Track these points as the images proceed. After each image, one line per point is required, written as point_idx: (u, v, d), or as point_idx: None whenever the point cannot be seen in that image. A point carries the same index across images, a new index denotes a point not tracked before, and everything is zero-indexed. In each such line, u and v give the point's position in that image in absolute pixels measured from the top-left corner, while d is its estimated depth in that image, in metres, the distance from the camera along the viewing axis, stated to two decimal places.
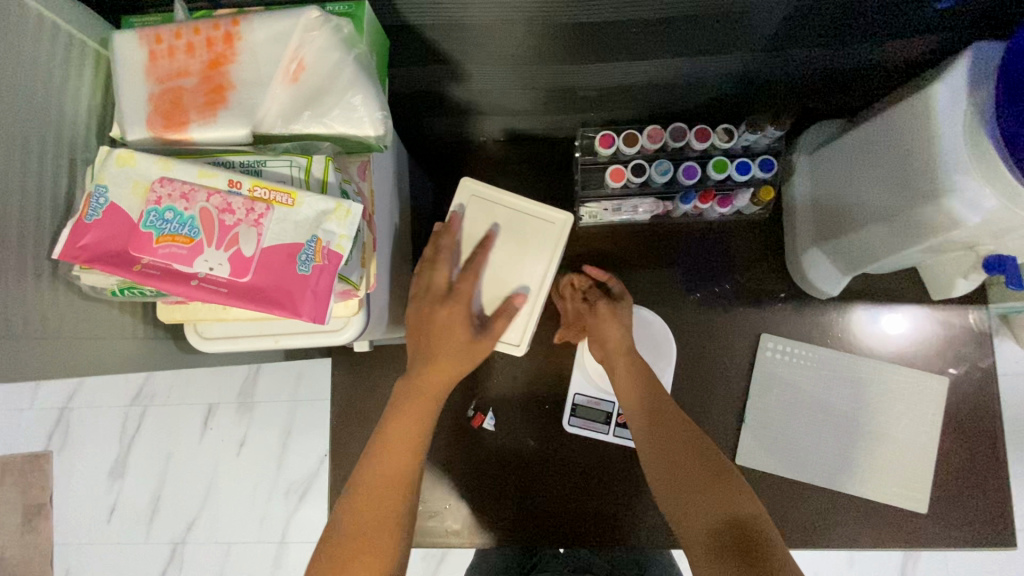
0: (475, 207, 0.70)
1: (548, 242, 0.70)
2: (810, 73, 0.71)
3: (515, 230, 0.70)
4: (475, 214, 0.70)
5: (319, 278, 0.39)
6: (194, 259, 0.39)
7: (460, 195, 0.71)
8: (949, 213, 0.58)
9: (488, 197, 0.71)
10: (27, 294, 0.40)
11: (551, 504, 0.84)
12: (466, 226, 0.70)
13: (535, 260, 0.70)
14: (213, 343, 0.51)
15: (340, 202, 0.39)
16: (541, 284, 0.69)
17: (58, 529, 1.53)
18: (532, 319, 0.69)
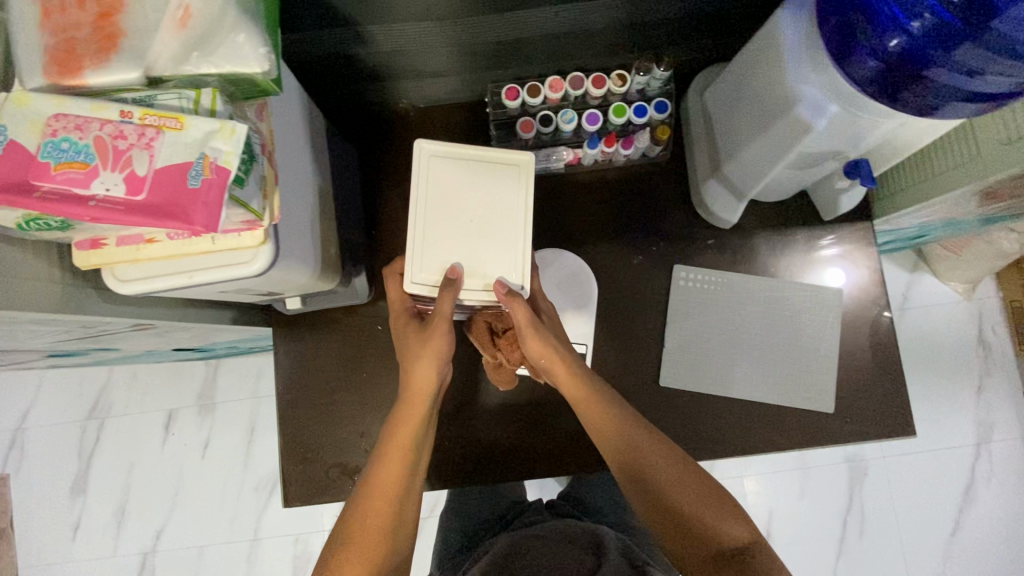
0: (437, 170, 0.74)
1: (516, 184, 0.74)
2: (685, 14, 0.78)
3: (482, 181, 0.74)
4: (439, 173, 0.74)
5: (208, 190, 0.43)
6: (90, 181, 0.42)
7: (418, 157, 0.73)
8: (797, 120, 0.64)
9: (448, 156, 0.74)
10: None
11: (506, 442, 0.91)
12: (434, 189, 0.73)
13: (511, 203, 0.74)
14: (130, 284, 0.55)
15: (225, 122, 0.44)
16: (524, 224, 0.73)
17: (30, 543, 1.66)
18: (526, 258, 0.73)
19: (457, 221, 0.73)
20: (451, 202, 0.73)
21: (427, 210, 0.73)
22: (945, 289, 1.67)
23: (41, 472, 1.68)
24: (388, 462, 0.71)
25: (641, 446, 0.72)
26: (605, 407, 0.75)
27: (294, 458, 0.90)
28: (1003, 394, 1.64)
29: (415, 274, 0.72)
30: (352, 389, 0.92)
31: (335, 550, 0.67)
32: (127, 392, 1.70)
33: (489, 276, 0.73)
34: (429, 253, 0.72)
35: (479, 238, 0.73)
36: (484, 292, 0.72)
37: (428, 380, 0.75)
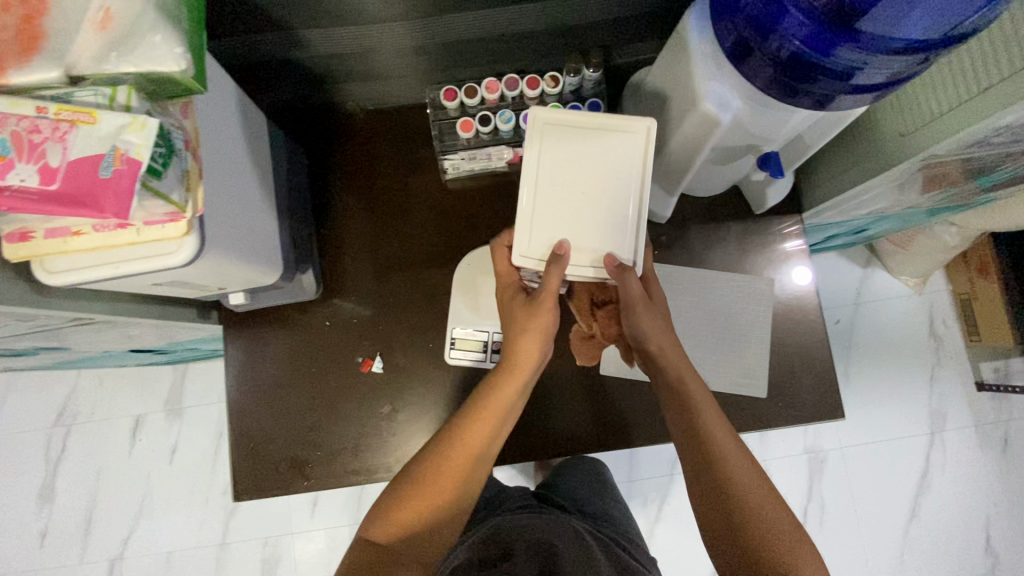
0: (553, 142, 0.71)
1: (633, 155, 0.71)
2: (608, 18, 0.83)
3: (599, 154, 0.71)
4: (553, 139, 0.71)
5: (119, 180, 0.45)
6: (6, 173, 0.45)
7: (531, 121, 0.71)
8: (706, 112, 0.65)
9: (561, 122, 0.71)
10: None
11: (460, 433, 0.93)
12: (548, 154, 0.71)
13: (626, 176, 0.71)
14: (59, 276, 0.57)
15: (137, 116, 0.47)
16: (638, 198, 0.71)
17: None
18: (640, 235, 0.70)
19: (573, 197, 0.71)
20: (562, 169, 0.71)
21: (538, 181, 0.71)
22: (896, 283, 1.73)
23: (8, 482, 1.67)
24: (479, 424, 0.76)
25: (729, 460, 0.73)
26: (705, 416, 0.75)
27: (245, 452, 0.92)
28: (954, 384, 1.70)
29: (524, 249, 0.71)
30: (302, 384, 0.94)
31: (406, 497, 0.74)
32: (94, 399, 1.70)
33: (601, 250, 0.71)
34: (537, 227, 0.71)
35: (594, 213, 0.71)
36: (592, 270, 0.71)
37: (532, 358, 0.78)
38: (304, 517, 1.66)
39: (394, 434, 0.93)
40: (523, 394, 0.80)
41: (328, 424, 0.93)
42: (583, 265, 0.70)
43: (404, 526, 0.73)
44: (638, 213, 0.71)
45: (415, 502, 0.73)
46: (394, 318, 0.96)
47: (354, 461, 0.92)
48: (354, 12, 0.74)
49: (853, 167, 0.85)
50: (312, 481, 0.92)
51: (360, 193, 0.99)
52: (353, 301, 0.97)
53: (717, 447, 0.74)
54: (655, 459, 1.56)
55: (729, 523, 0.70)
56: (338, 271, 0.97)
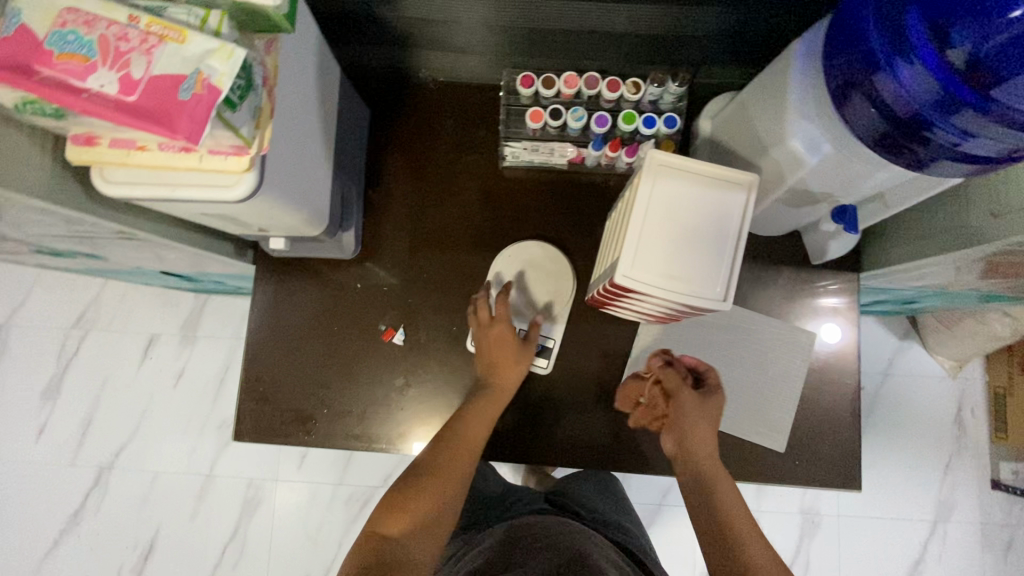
0: (669, 181, 0.65)
1: (736, 207, 0.65)
2: (704, 33, 0.80)
3: (713, 198, 0.65)
4: (666, 182, 0.65)
5: (196, 105, 0.44)
6: (87, 75, 0.44)
7: (647, 163, 0.65)
8: (795, 152, 0.65)
9: (677, 167, 0.65)
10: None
11: None
12: (656, 197, 0.65)
13: (730, 220, 0.65)
14: (114, 186, 0.56)
15: (224, 44, 0.45)
16: (741, 237, 0.64)
17: None
18: (736, 268, 0.63)
19: (679, 235, 0.64)
20: (671, 209, 0.65)
21: (647, 219, 0.64)
22: (931, 362, 1.66)
23: (17, 372, 1.72)
24: (472, 422, 0.82)
25: (740, 527, 0.71)
26: (720, 479, 0.75)
27: (252, 396, 0.92)
28: (968, 477, 1.63)
29: (628, 270, 0.64)
30: (320, 341, 0.94)
31: (409, 488, 0.75)
32: (113, 310, 1.73)
33: (695, 282, 0.64)
34: (643, 249, 0.64)
35: (694, 250, 0.64)
36: (683, 299, 0.63)
37: (511, 381, 0.86)
38: (290, 467, 1.67)
39: (402, 409, 0.92)
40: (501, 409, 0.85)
41: (339, 384, 0.92)
42: (676, 293, 0.63)
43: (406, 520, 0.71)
44: (733, 259, 0.64)
45: (413, 495, 0.74)
46: (423, 294, 0.95)
47: (358, 427, 0.92)
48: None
49: (927, 238, 0.81)
50: (312, 436, 0.91)
51: (415, 163, 0.98)
52: (388, 269, 0.96)
53: (726, 504, 0.73)
54: (646, 487, 1.53)
55: None
56: (377, 236, 0.96)
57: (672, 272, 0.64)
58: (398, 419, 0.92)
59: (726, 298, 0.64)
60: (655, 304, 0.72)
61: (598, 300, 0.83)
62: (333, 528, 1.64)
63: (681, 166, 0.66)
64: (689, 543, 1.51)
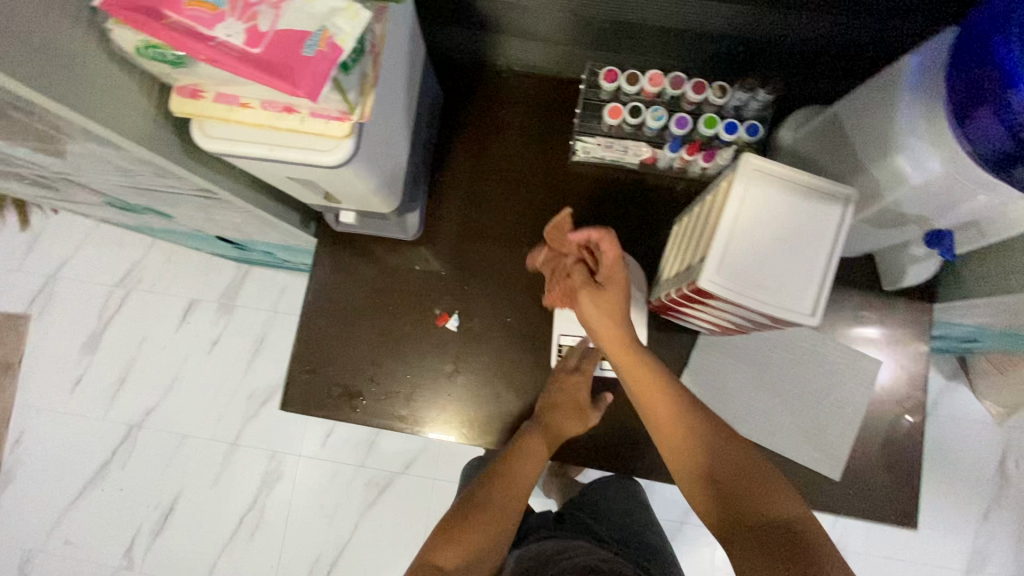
0: (763, 187, 0.63)
1: (832, 221, 0.62)
2: (800, 41, 0.78)
3: (809, 209, 0.62)
4: (761, 188, 0.63)
5: (320, 62, 0.44)
6: (215, 24, 0.44)
7: (743, 167, 0.63)
8: (896, 169, 0.64)
9: (773, 173, 0.63)
10: (42, 14, 0.44)
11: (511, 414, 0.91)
12: (749, 203, 0.62)
13: (823, 235, 0.62)
14: (213, 142, 0.56)
15: (352, 3, 0.45)
16: (835, 253, 0.62)
17: (27, 387, 1.74)
18: (829, 283, 0.60)
19: (769, 244, 0.62)
20: (764, 217, 0.62)
21: (738, 225, 0.62)
22: (977, 406, 1.60)
23: (60, 323, 1.75)
24: (531, 458, 0.82)
25: (731, 497, 0.68)
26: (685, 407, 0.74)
27: (302, 367, 0.92)
28: (1005, 529, 1.57)
29: (714, 274, 0.62)
30: (374, 319, 0.93)
31: (463, 518, 0.76)
32: (157, 272, 1.76)
33: (783, 294, 0.61)
34: (731, 255, 0.62)
35: (785, 262, 0.62)
36: (769, 309, 0.61)
37: (560, 424, 0.84)
38: (314, 444, 1.68)
39: (450, 395, 0.91)
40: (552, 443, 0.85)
41: (389, 364, 0.92)
42: (763, 302, 0.61)
43: (459, 554, 0.72)
44: (825, 272, 0.61)
45: (461, 530, 0.74)
46: (480, 281, 0.94)
47: (404, 408, 0.91)
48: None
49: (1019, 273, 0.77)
50: (358, 413, 0.91)
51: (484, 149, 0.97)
52: (447, 254, 0.95)
53: (691, 432, 0.73)
54: (671, 503, 1.50)
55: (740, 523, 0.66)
56: (439, 220, 0.96)
57: (761, 281, 0.61)
58: (445, 405, 0.91)
59: (813, 312, 0.61)
60: (734, 313, 0.70)
61: (669, 304, 0.81)
62: (350, 509, 1.64)
63: (777, 174, 0.63)
64: (710, 564, 1.48)
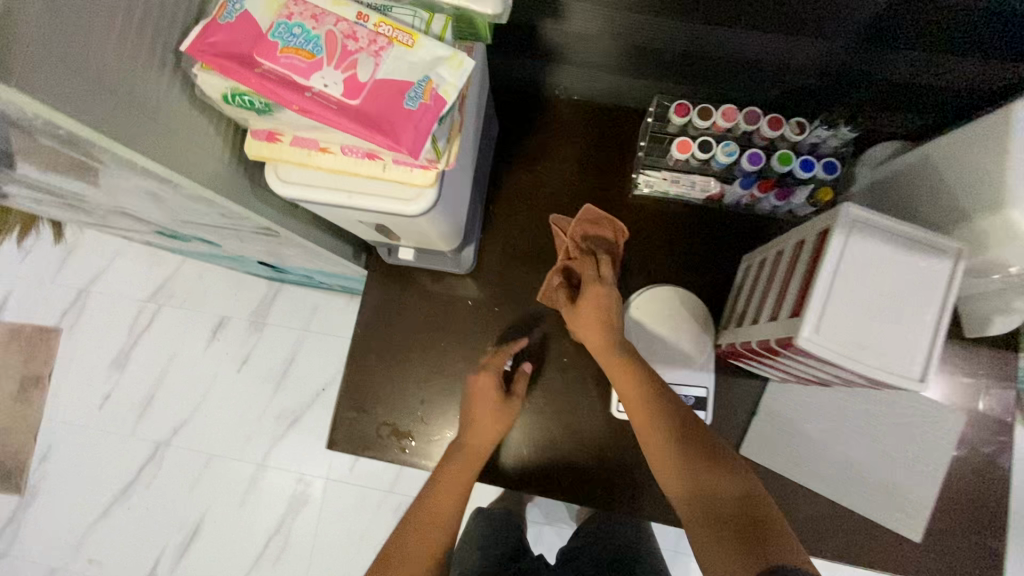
0: (864, 239, 0.59)
1: (939, 277, 0.58)
2: (889, 79, 0.73)
3: (913, 265, 0.58)
4: (860, 242, 0.59)
5: (423, 115, 0.41)
6: (312, 73, 0.41)
7: (841, 219, 0.59)
8: (1009, 223, 0.60)
9: (873, 225, 0.59)
10: (126, 62, 0.42)
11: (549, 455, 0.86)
12: (848, 258, 0.58)
13: (928, 292, 0.58)
14: (289, 187, 0.53)
15: (456, 53, 0.42)
16: (944, 312, 0.57)
17: (53, 403, 1.72)
18: (939, 345, 0.56)
19: (871, 303, 0.58)
20: (864, 273, 0.58)
21: (835, 282, 0.58)
22: None
23: (89, 339, 1.74)
24: (482, 432, 0.81)
25: (691, 479, 0.66)
26: (646, 389, 0.73)
27: (350, 404, 0.88)
28: None
29: (812, 332, 0.58)
30: (424, 355, 0.90)
31: (427, 492, 0.76)
32: (188, 287, 1.74)
33: (888, 356, 0.57)
34: (830, 314, 0.58)
35: (888, 323, 0.58)
36: (873, 372, 0.57)
37: (489, 380, 0.83)
38: (342, 467, 1.65)
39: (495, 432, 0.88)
40: (505, 414, 0.82)
41: (440, 403, 0.88)
42: (868, 364, 0.57)
43: (429, 519, 0.73)
44: (934, 335, 0.57)
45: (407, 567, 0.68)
46: (534, 317, 0.90)
47: None
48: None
49: None
50: (407, 454, 0.87)
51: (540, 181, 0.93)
52: (500, 288, 0.92)
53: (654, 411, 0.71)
54: None
55: (693, 500, 0.65)
56: (493, 253, 0.93)
57: (863, 341, 0.57)
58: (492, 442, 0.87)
59: (922, 378, 0.57)
60: (823, 368, 0.65)
61: (742, 353, 0.77)
62: (378, 536, 1.60)
63: (878, 226, 0.59)
64: None
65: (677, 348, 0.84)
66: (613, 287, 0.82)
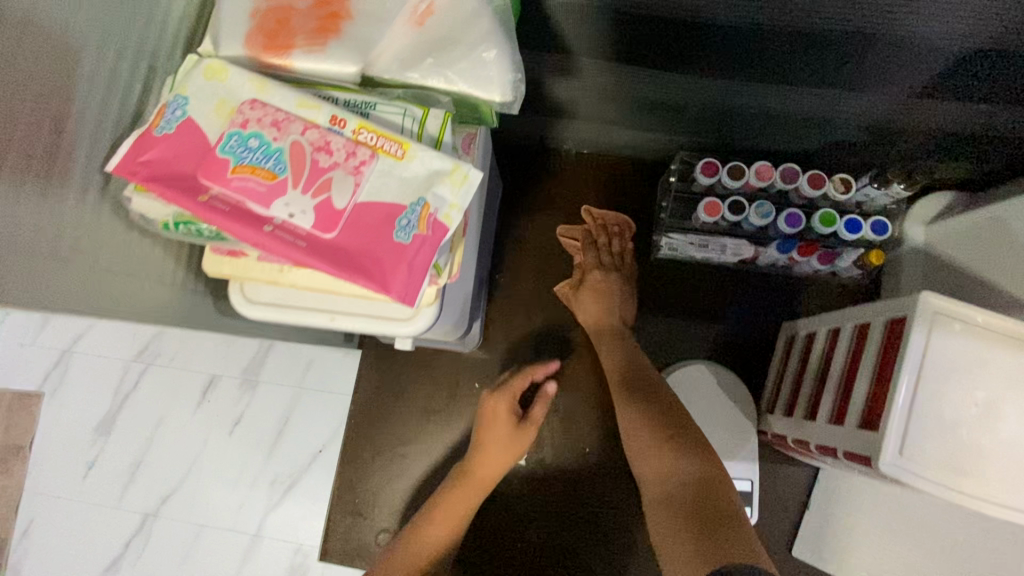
0: (952, 338, 0.49)
1: None
2: (951, 138, 0.63)
3: (1014, 365, 0.49)
4: (947, 340, 0.49)
5: (419, 250, 0.31)
6: (272, 199, 0.31)
7: (923, 314, 0.49)
8: None
9: (963, 318, 0.49)
10: None
11: (540, 536, 0.79)
12: (935, 362, 0.48)
13: None
14: (257, 308, 0.44)
15: (458, 164, 0.33)
16: None
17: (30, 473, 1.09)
18: None
19: (964, 417, 0.48)
20: (956, 379, 0.48)
21: (921, 391, 0.48)
22: None
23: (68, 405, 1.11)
24: (488, 452, 0.72)
25: (655, 457, 0.62)
26: (633, 366, 0.71)
27: (346, 509, 0.79)
28: None
29: (896, 455, 0.48)
30: (431, 443, 0.79)
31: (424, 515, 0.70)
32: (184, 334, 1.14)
33: (992, 483, 0.47)
34: (917, 432, 0.48)
35: (985, 440, 0.48)
36: (976, 502, 0.47)
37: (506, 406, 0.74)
38: None
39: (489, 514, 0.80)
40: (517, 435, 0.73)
41: None
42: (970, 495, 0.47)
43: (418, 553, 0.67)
44: None
45: None
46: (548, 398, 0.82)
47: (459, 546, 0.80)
48: (650, 47, 0.56)
49: None
50: None
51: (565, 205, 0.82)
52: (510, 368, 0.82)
53: (635, 385, 0.69)
54: None
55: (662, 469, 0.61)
56: (503, 328, 0.83)
57: (960, 464, 0.48)
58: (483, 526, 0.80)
59: None
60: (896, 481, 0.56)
61: (794, 446, 0.67)
62: None
63: (969, 320, 0.49)
64: None
65: (713, 438, 0.75)
66: (618, 275, 0.79)
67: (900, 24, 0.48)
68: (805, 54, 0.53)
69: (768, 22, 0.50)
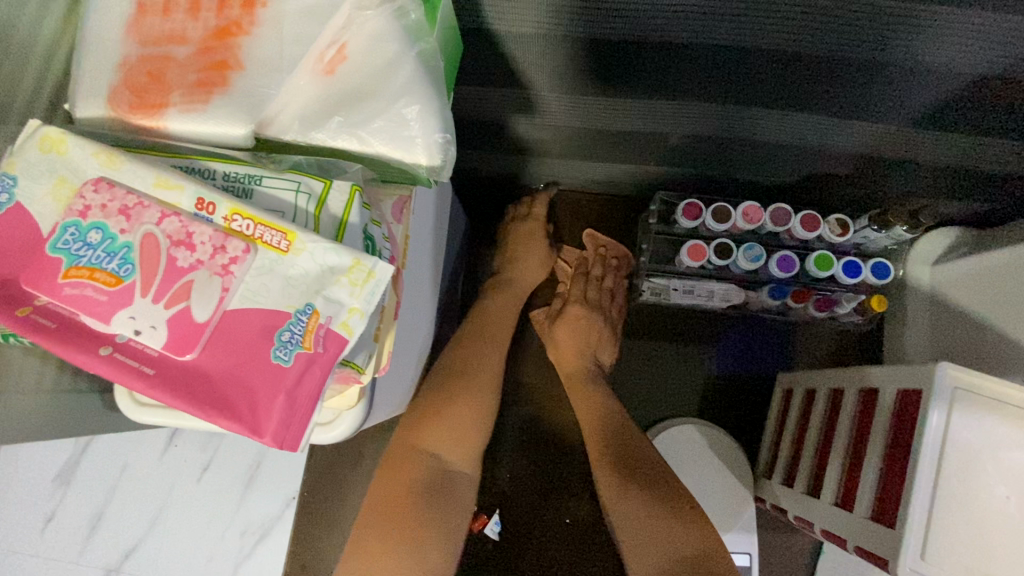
0: (977, 418, 0.42)
1: None
2: (956, 173, 0.56)
3: None
4: (971, 424, 0.42)
5: (301, 376, 0.28)
6: (114, 312, 0.26)
7: (941, 390, 0.42)
8: None
9: (986, 395, 0.42)
10: None
11: None
12: (957, 451, 0.41)
13: None
14: (145, 413, 0.36)
15: (359, 258, 0.28)
16: None
17: None
18: None
19: (996, 514, 0.41)
20: (985, 471, 0.41)
21: (945, 486, 0.41)
22: None
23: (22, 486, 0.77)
24: (467, 374, 0.61)
25: (653, 535, 0.52)
26: (621, 423, 0.63)
27: None
28: None
29: (917, 560, 0.41)
30: None
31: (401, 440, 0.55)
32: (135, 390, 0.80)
33: None
34: (942, 537, 0.40)
35: None
36: None
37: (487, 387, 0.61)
38: None
39: None
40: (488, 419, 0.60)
41: None
42: None
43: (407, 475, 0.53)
44: None
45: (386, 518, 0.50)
46: (524, 463, 0.74)
47: None
48: (616, 66, 0.48)
49: None
50: None
51: (539, 239, 0.74)
52: None
53: (623, 445, 0.60)
54: None
55: (661, 543, 0.51)
56: None
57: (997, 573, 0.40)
58: None
59: None
60: None
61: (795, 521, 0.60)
62: None
63: (994, 396, 0.42)
64: None
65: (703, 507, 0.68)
66: (600, 315, 0.72)
67: (909, 38, 0.41)
68: (791, 72, 0.45)
69: (752, 36, 0.42)
